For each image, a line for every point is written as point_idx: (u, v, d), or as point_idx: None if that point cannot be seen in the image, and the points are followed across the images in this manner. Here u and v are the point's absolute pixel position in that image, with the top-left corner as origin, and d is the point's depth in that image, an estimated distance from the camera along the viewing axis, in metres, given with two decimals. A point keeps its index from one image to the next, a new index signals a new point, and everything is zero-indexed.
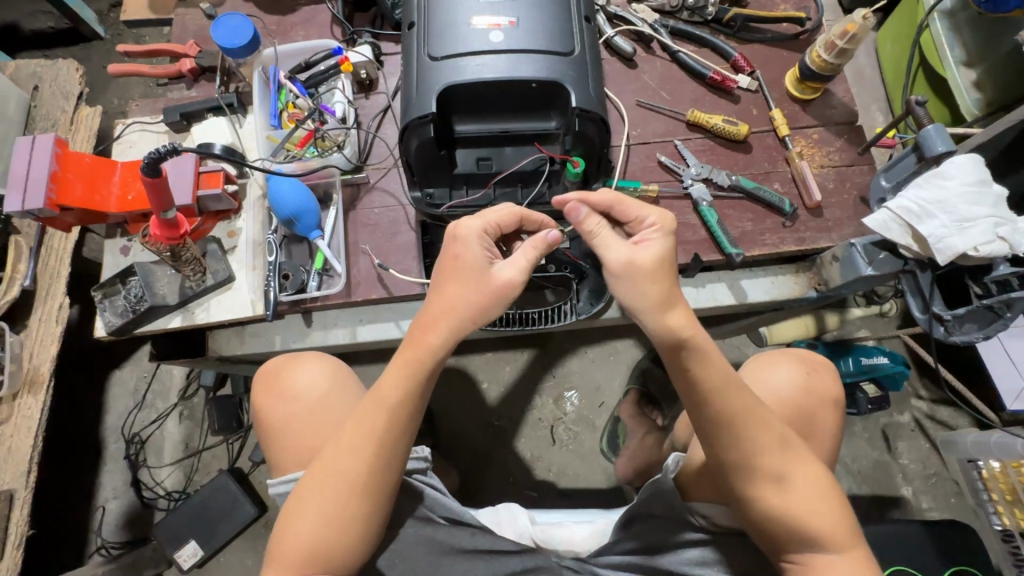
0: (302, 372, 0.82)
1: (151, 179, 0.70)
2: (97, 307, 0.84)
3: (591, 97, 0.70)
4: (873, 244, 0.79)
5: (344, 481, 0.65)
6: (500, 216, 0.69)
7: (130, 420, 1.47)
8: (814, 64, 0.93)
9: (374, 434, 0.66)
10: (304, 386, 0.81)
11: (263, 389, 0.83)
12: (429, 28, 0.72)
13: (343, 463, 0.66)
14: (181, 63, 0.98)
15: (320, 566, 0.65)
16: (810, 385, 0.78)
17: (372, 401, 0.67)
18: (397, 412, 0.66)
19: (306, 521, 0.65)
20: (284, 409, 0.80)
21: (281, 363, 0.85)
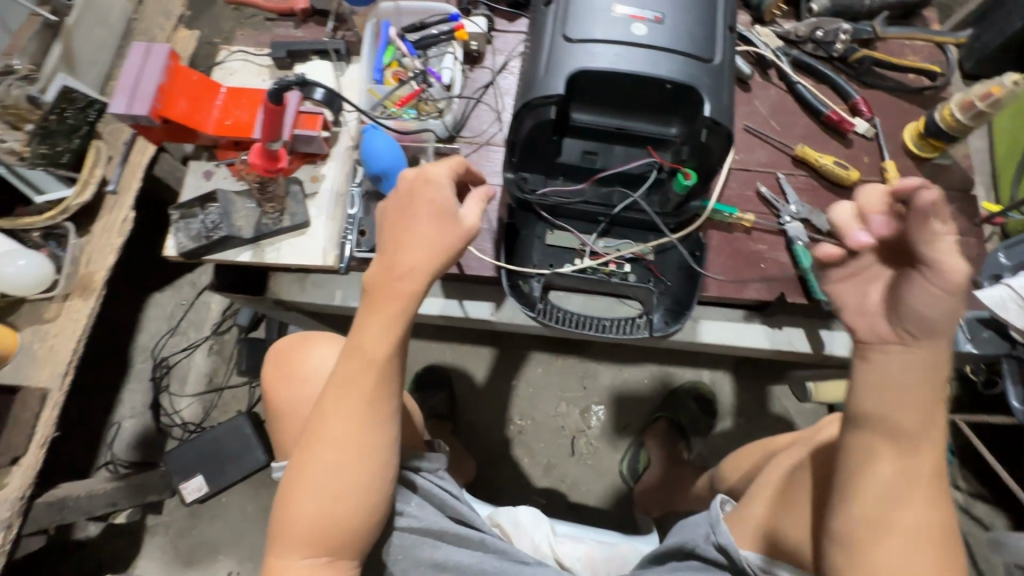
0: (315, 353, 0.79)
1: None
2: (173, 226, 0.83)
3: (723, 108, 0.67)
4: (979, 321, 0.76)
5: (335, 446, 0.59)
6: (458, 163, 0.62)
7: (161, 344, 1.47)
8: (943, 121, 0.88)
9: (361, 392, 0.59)
10: (316, 367, 0.78)
11: (275, 369, 0.79)
12: (568, 10, 0.69)
13: (330, 426, 0.59)
14: (295, 2, 0.98)
15: (328, 543, 0.59)
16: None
17: (355, 360, 0.60)
18: (385, 367, 0.60)
19: (301, 495, 0.59)
20: (296, 390, 0.77)
21: (296, 341, 0.81)
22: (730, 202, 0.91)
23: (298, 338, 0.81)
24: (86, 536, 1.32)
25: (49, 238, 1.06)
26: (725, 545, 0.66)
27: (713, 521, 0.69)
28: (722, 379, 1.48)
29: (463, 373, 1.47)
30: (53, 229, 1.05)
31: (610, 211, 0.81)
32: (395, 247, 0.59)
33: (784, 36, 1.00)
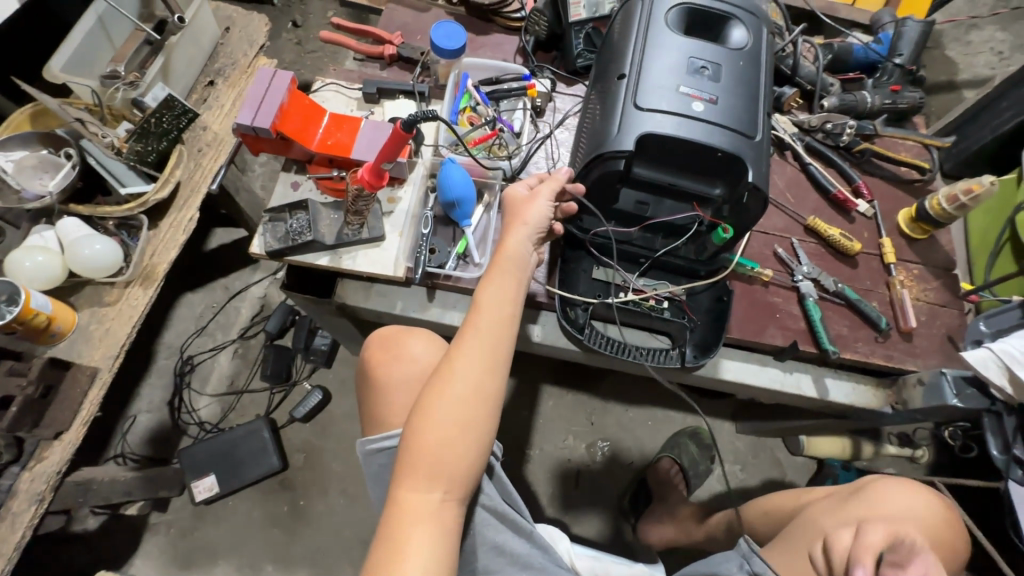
0: (417, 343, 0.89)
1: (397, 134, 0.79)
2: (262, 227, 0.92)
3: (762, 177, 0.80)
4: (963, 379, 0.87)
5: (466, 383, 0.71)
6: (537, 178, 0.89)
7: (188, 343, 1.51)
8: (933, 209, 1.04)
9: (485, 333, 0.74)
10: (418, 354, 0.87)
11: (378, 354, 0.89)
12: (638, 84, 0.84)
13: (461, 366, 0.72)
14: (385, 48, 1.12)
15: (448, 468, 0.68)
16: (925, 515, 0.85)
17: (479, 311, 0.76)
18: (503, 316, 0.76)
19: (434, 428, 0.69)
20: (398, 372, 0.87)
21: (398, 332, 0.91)
22: (751, 258, 1.04)
23: (400, 330, 0.91)
24: (84, 529, 1.31)
25: (121, 228, 1.13)
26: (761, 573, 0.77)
27: (747, 554, 0.79)
28: (720, 427, 1.57)
29: None
30: (128, 220, 1.13)
31: (651, 255, 0.94)
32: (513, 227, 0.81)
33: (799, 125, 1.17)
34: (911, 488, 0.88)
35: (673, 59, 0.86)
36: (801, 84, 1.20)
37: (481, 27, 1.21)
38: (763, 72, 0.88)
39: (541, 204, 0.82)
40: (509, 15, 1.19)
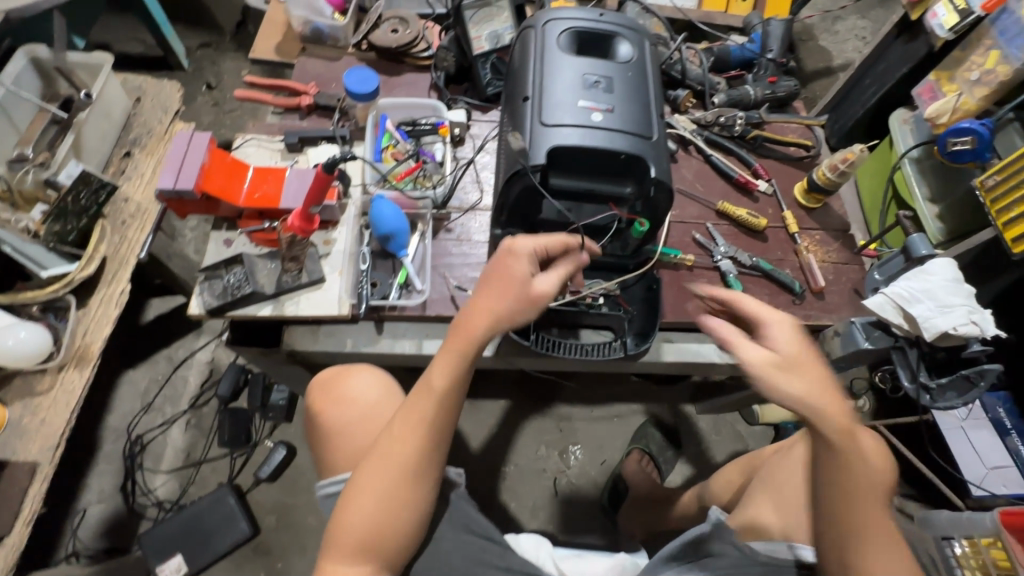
0: (357, 380, 0.92)
1: (323, 174, 0.85)
2: (198, 287, 0.92)
3: (664, 172, 0.89)
4: (870, 323, 0.96)
5: (398, 463, 0.74)
6: (548, 242, 0.81)
7: (134, 423, 1.44)
8: (819, 179, 1.16)
9: (425, 415, 0.76)
10: (359, 393, 0.91)
11: (322, 396, 0.92)
12: (542, 104, 0.91)
13: (395, 446, 0.75)
14: (301, 99, 1.15)
15: (375, 547, 0.72)
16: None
17: (419, 391, 0.77)
18: (444, 397, 0.76)
19: (364, 507, 0.73)
20: (342, 416, 0.89)
21: (338, 372, 0.94)
22: (674, 247, 1.13)
23: (339, 370, 0.94)
24: None
25: (47, 311, 1.09)
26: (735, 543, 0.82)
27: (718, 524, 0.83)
28: (682, 411, 1.65)
29: None
30: (53, 303, 1.09)
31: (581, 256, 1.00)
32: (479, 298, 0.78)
33: (697, 122, 1.29)
34: None
35: (569, 78, 0.94)
36: (691, 85, 1.32)
37: (392, 68, 1.27)
38: (651, 80, 0.98)
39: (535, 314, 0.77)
40: (418, 54, 1.26)
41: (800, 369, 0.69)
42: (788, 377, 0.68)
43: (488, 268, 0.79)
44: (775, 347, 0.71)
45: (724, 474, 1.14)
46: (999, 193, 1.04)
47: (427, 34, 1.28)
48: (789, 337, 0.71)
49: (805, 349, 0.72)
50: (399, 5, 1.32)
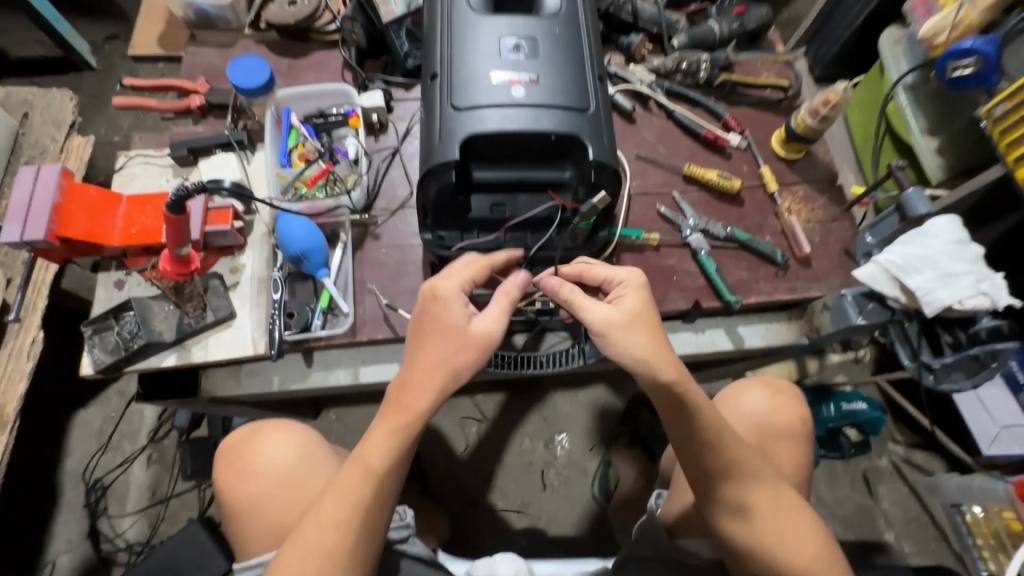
0: (269, 445, 0.88)
1: (174, 215, 0.72)
2: (87, 343, 0.80)
3: (605, 149, 0.74)
4: (863, 295, 0.84)
5: (331, 548, 0.68)
6: (472, 271, 0.72)
7: (92, 465, 1.36)
8: (798, 127, 1.01)
9: (361, 496, 0.69)
10: (271, 459, 0.87)
11: (228, 467, 0.88)
12: (452, 81, 0.75)
13: (320, 534, 0.68)
14: (189, 100, 0.99)
15: None
16: (779, 409, 0.94)
17: (354, 467, 0.70)
18: (385, 473, 0.69)
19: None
20: (252, 487, 0.86)
21: (245, 436, 0.90)
22: (636, 225, 0.99)
23: (246, 435, 0.90)
24: None
25: None
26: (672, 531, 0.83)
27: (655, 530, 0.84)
28: None
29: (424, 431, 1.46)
30: None
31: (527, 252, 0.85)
32: (418, 352, 0.69)
33: (656, 72, 1.12)
34: (764, 393, 0.95)
35: (483, 43, 0.78)
36: (646, 28, 1.14)
37: (296, 47, 1.09)
38: (585, 35, 0.82)
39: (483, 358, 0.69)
40: (323, 29, 1.07)
41: (635, 327, 0.68)
42: (616, 337, 0.67)
43: (419, 324, 0.71)
44: (623, 304, 0.70)
45: None
46: (1010, 123, 0.88)
47: (330, 2, 1.09)
48: (639, 297, 0.70)
49: (654, 308, 0.71)
50: None
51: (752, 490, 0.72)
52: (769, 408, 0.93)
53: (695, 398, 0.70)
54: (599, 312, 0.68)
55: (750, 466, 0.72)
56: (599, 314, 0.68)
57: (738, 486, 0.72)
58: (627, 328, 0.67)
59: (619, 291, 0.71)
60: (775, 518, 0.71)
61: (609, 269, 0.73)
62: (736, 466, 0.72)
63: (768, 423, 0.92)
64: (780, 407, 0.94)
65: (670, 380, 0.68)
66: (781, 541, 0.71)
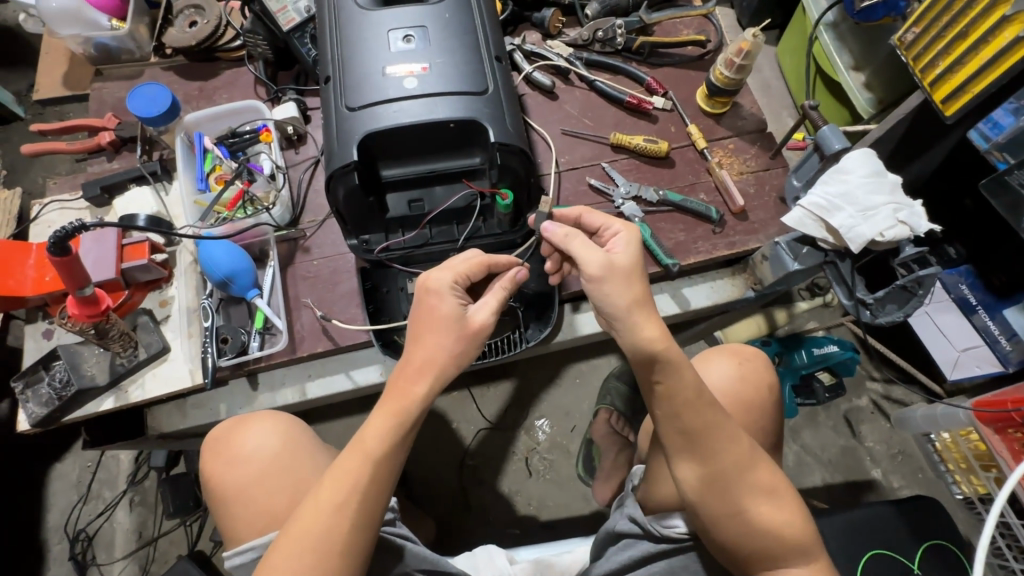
0: (252, 434, 0.73)
1: (60, 258, 0.64)
2: (19, 398, 0.78)
3: (509, 130, 0.73)
4: (796, 240, 0.85)
5: (325, 542, 0.56)
6: (468, 266, 0.68)
7: (75, 516, 1.35)
8: (718, 81, 1.00)
9: (361, 481, 0.58)
10: (255, 450, 0.72)
11: (211, 457, 0.73)
12: (345, 82, 0.74)
13: (319, 520, 0.57)
14: (99, 137, 0.96)
15: None
16: (746, 377, 0.84)
17: (353, 450, 0.60)
18: (388, 458, 0.60)
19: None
20: (238, 479, 0.71)
21: (231, 426, 0.75)
22: (568, 202, 0.98)
23: (233, 423, 0.75)
24: None
25: None
26: (636, 516, 0.70)
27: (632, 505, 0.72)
28: None
29: None
30: None
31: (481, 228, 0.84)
32: (416, 339, 0.64)
33: (572, 44, 1.10)
34: (731, 356, 0.87)
35: (373, 39, 0.76)
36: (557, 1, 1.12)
37: (206, 69, 1.07)
38: (479, 16, 0.80)
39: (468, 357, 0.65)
40: (228, 46, 1.05)
41: (630, 279, 0.63)
42: (611, 284, 0.63)
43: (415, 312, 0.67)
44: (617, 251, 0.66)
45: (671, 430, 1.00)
46: (920, 49, 0.87)
47: (232, 18, 1.06)
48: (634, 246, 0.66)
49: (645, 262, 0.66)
50: None
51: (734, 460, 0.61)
52: (736, 378, 0.84)
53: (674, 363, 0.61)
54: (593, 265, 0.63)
55: (732, 433, 0.61)
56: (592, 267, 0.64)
57: (717, 460, 0.61)
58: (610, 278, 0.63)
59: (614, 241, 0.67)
60: (759, 500, 0.60)
61: (608, 218, 0.70)
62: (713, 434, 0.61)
63: (739, 393, 0.83)
64: (748, 373, 0.85)
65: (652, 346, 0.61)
66: (761, 519, 0.60)
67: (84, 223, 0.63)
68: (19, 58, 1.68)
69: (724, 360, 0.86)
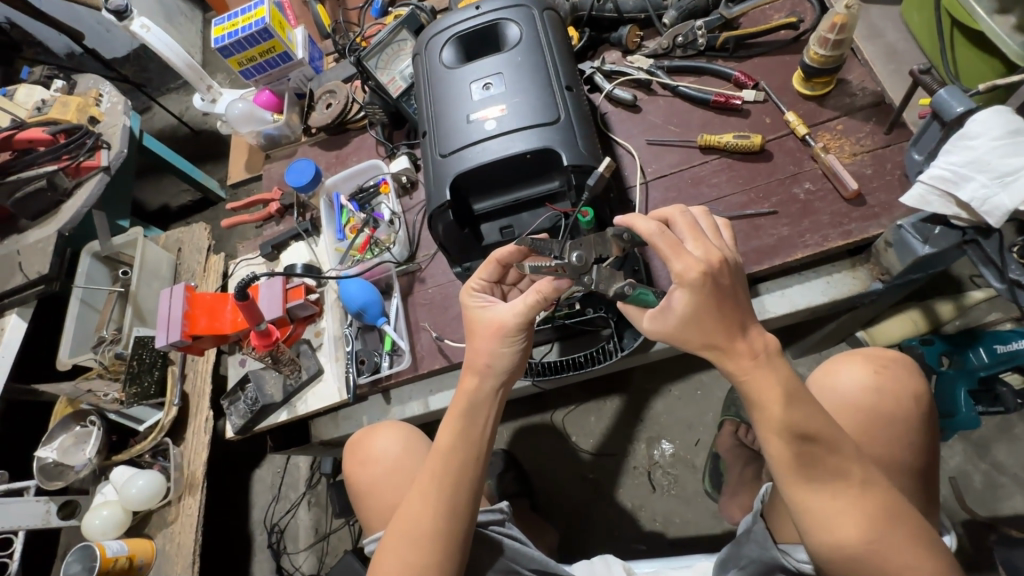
0: (381, 439, 0.86)
1: (243, 302, 0.89)
2: (226, 412, 1.03)
3: (581, 152, 0.78)
4: (924, 221, 0.75)
5: (419, 526, 0.68)
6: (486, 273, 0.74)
7: (270, 512, 1.66)
8: (813, 61, 0.93)
9: (443, 479, 0.69)
10: (382, 452, 0.85)
11: (349, 459, 0.88)
12: (438, 134, 0.86)
13: (417, 514, 0.69)
14: (270, 206, 1.22)
15: None
16: (884, 387, 0.66)
17: (435, 453, 0.71)
18: (460, 458, 0.70)
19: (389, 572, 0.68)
20: (370, 476, 0.84)
21: (362, 433, 0.89)
22: (657, 210, 0.99)
23: (363, 432, 0.89)
24: None
25: (156, 455, 1.30)
26: (763, 545, 0.70)
27: (762, 540, 0.71)
28: None
29: (527, 448, 1.52)
30: (158, 447, 1.30)
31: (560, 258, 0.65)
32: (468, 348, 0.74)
33: (652, 55, 1.12)
34: (856, 361, 0.69)
35: (458, 92, 0.88)
36: (633, 17, 1.14)
37: (340, 139, 1.30)
38: (548, 53, 0.88)
39: (493, 346, 0.70)
40: (355, 118, 1.27)
41: (702, 292, 0.57)
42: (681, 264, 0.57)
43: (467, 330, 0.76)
44: (691, 246, 0.59)
45: None
46: None
47: (356, 94, 1.28)
48: (699, 237, 0.59)
49: (711, 290, 0.57)
50: (328, 77, 1.35)
51: (858, 536, 0.54)
52: (871, 389, 0.66)
53: (784, 447, 0.56)
54: (700, 215, 0.66)
55: (841, 466, 0.55)
56: (694, 251, 0.58)
57: (829, 485, 0.55)
58: (701, 324, 0.58)
59: (688, 226, 0.61)
60: (897, 546, 0.54)
61: (691, 239, 0.59)
62: (826, 505, 0.55)
63: (868, 406, 0.65)
64: (870, 400, 0.65)
65: (774, 440, 0.56)
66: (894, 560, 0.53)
67: (258, 274, 0.87)
68: (221, 152, 2.18)
69: (846, 364, 0.69)
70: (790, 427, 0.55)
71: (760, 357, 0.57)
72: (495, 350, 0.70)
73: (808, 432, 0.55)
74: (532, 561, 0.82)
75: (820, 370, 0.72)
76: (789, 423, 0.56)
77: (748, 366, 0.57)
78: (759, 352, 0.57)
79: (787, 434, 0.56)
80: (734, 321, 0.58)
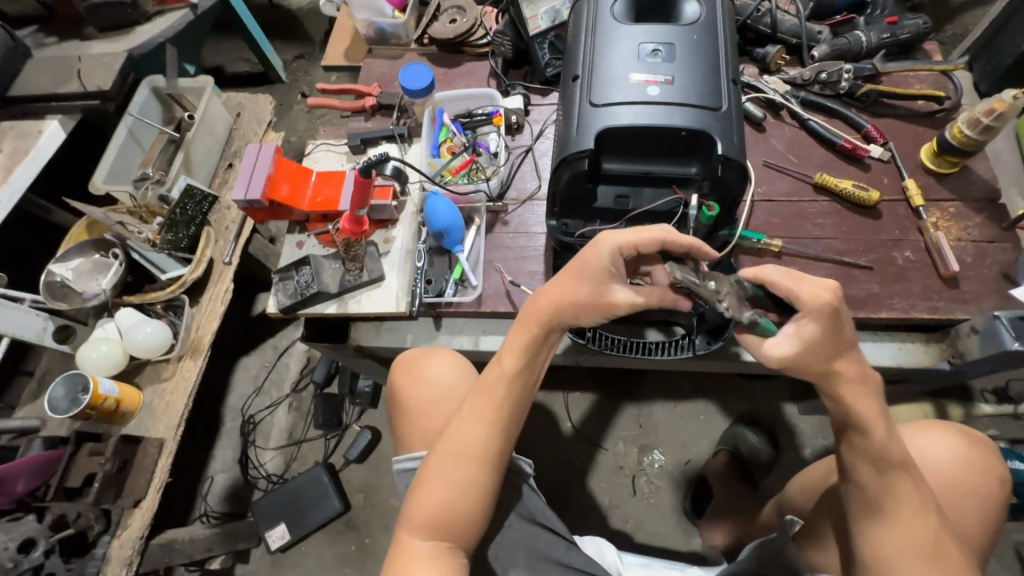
0: (432, 360, 0.86)
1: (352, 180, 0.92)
2: (274, 287, 0.99)
3: (734, 147, 0.78)
4: (1021, 319, 0.78)
5: (470, 444, 0.69)
6: (642, 238, 0.69)
7: (248, 403, 1.62)
8: (954, 138, 0.94)
9: (500, 399, 0.71)
10: (428, 373, 0.84)
11: (400, 374, 0.87)
12: (591, 82, 0.84)
13: (468, 433, 0.70)
14: (365, 100, 1.17)
15: (447, 530, 0.66)
16: (967, 462, 0.72)
17: (491, 373, 0.72)
18: (518, 383, 0.71)
19: (434, 483, 0.68)
20: (416, 395, 0.84)
21: (416, 352, 0.89)
22: (757, 229, 0.99)
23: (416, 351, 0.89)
24: None
25: (168, 309, 1.25)
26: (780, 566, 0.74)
27: None
28: (780, 409, 1.47)
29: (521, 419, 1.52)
30: (172, 302, 1.25)
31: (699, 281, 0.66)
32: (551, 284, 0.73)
33: (791, 82, 1.11)
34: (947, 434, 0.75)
35: (623, 49, 0.85)
36: (784, 39, 1.14)
37: (453, 58, 1.25)
38: (721, 41, 0.86)
39: (583, 289, 0.70)
40: (476, 42, 1.23)
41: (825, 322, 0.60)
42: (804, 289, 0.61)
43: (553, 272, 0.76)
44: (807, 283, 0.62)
45: (800, 477, 0.93)
46: None
47: (484, 20, 1.24)
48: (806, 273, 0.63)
49: (833, 324, 0.60)
50: None
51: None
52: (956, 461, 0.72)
53: (872, 477, 0.61)
54: None
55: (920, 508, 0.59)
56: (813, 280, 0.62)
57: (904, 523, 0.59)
58: (818, 349, 0.61)
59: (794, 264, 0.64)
60: None
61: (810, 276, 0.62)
62: (897, 540, 0.60)
63: (948, 474, 0.72)
64: (953, 470, 0.72)
65: (862, 468, 0.62)
66: None
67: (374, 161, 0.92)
68: (296, 34, 2.09)
69: (935, 432, 0.75)
70: (880, 458, 0.61)
71: (862, 382, 0.62)
72: (590, 294, 0.70)
73: (899, 460, 0.60)
74: (544, 516, 0.84)
75: (904, 430, 0.77)
76: (879, 453, 0.61)
77: (854, 391, 0.61)
78: (865, 382, 0.62)
79: (877, 464, 0.61)
80: (846, 348, 0.61)
